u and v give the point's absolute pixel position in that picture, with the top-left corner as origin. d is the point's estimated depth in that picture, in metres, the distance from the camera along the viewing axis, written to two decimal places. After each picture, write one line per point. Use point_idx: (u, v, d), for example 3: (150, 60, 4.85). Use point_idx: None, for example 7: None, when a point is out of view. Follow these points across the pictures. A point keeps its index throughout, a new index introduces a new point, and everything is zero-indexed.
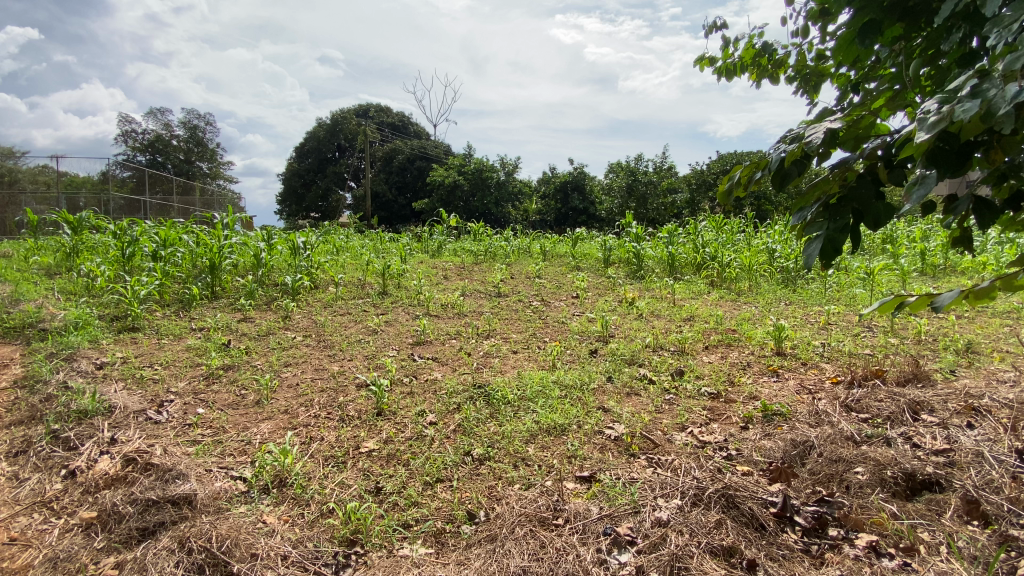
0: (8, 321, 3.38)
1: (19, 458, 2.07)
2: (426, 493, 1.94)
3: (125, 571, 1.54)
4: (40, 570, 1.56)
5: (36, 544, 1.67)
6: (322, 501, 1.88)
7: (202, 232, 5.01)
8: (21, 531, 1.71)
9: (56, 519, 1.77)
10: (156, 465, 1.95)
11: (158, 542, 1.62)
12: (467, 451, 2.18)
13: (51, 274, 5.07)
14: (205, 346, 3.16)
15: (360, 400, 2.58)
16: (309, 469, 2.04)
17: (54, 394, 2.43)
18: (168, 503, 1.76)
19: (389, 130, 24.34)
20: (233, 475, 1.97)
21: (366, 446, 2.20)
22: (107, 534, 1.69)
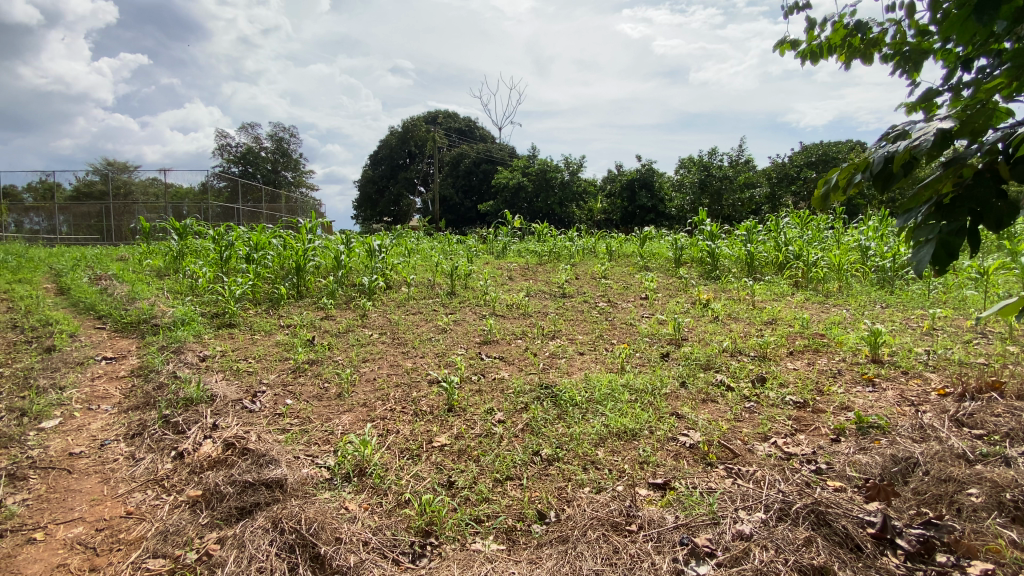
0: (127, 317, 3.83)
1: (137, 439, 2.33)
2: (496, 490, 1.97)
3: (226, 546, 1.68)
4: (154, 541, 1.74)
5: (149, 518, 1.86)
6: (399, 491, 1.96)
7: (288, 236, 5.40)
8: (137, 505, 1.92)
9: (167, 495, 1.98)
10: (252, 450, 2.12)
11: (255, 521, 1.76)
12: (536, 451, 2.19)
13: (162, 274, 5.69)
14: (292, 341, 3.40)
15: (432, 396, 2.66)
16: (386, 460, 2.13)
17: (165, 383, 2.72)
18: (263, 486, 1.91)
19: (457, 136, 25.08)
20: (318, 463, 2.10)
21: (438, 441, 2.27)
22: (210, 511, 1.86)
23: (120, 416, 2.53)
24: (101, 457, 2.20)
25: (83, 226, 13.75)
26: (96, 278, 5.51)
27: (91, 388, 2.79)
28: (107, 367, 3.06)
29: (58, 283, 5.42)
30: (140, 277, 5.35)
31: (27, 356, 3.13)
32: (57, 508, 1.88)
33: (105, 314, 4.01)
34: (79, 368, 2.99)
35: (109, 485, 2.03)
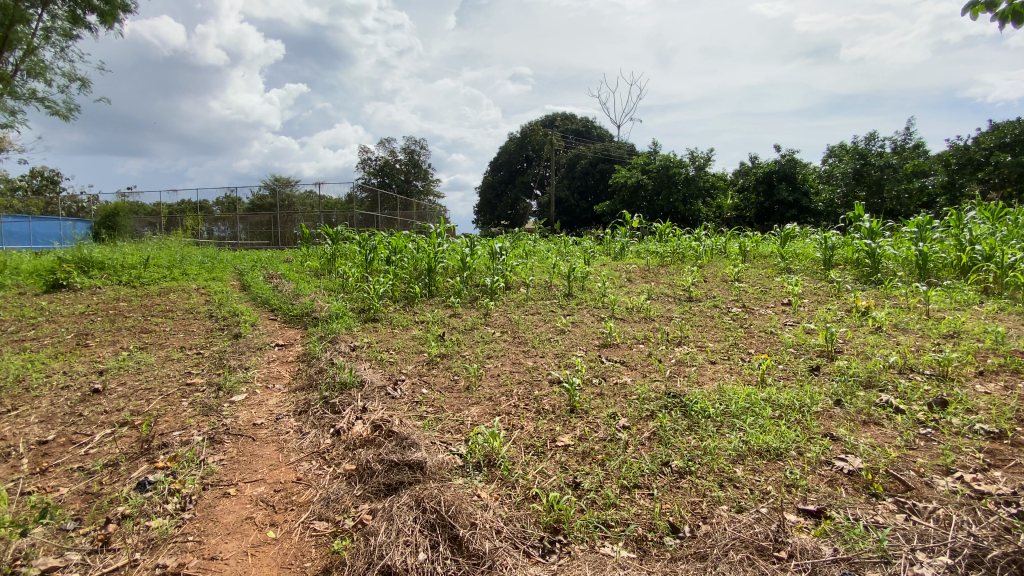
0: (294, 311, 4.47)
1: (303, 415, 2.70)
2: (624, 497, 1.92)
3: (377, 517, 1.84)
4: (319, 505, 2.00)
5: (314, 485, 2.13)
6: (527, 486, 2.01)
7: (421, 240, 5.84)
8: (305, 473, 2.21)
9: (328, 467, 2.25)
10: (396, 433, 2.31)
11: (400, 498, 1.89)
12: (666, 462, 2.10)
13: (318, 274, 6.51)
14: (425, 336, 3.68)
15: (554, 395, 2.70)
16: (513, 454, 2.20)
17: (324, 368, 3.12)
18: (406, 466, 2.08)
19: (576, 137, 25.04)
20: (452, 450, 2.24)
21: (562, 441, 2.28)
22: (362, 484, 2.09)
23: (290, 394, 2.95)
24: (276, 428, 2.58)
25: (258, 233, 16.27)
26: (269, 277, 6.50)
27: (268, 369, 3.29)
28: (279, 352, 3.59)
29: (242, 281, 6.49)
30: (302, 277, 6.18)
31: (222, 341, 3.78)
32: (245, 468, 2.23)
33: (276, 307, 4.71)
34: (258, 352, 3.54)
35: (283, 453, 2.37)
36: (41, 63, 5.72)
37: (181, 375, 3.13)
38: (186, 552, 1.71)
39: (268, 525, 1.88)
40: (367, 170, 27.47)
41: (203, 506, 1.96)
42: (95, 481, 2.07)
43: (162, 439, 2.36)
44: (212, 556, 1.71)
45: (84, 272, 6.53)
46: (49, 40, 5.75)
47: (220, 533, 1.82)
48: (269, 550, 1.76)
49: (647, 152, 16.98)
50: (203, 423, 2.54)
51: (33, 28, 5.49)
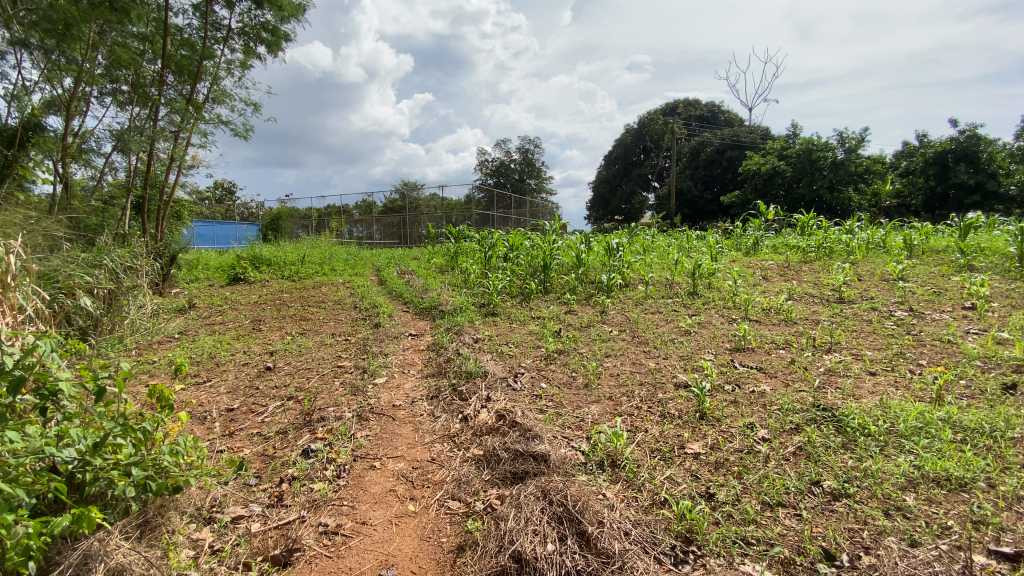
0: (423, 304, 4.82)
1: (434, 400, 2.90)
2: (765, 514, 1.76)
3: (506, 504, 1.91)
4: (451, 485, 2.13)
5: (446, 466, 2.29)
6: (654, 490, 1.93)
7: (537, 237, 5.92)
8: (438, 454, 2.38)
9: (458, 450, 2.40)
10: (521, 424, 2.39)
11: (527, 488, 1.94)
12: (815, 481, 1.89)
13: (443, 269, 6.95)
14: (543, 332, 3.74)
15: (681, 400, 2.58)
16: (638, 456, 2.15)
17: (452, 358, 3.34)
18: (531, 458, 2.14)
19: (700, 125, 23.54)
20: (574, 446, 2.25)
21: (691, 448, 2.17)
22: (490, 470, 2.18)
23: (422, 380, 3.20)
24: (412, 410, 2.80)
25: (390, 233, 17.77)
26: (401, 272, 7.09)
27: (403, 356, 3.60)
28: (412, 341, 3.91)
29: (378, 276, 7.15)
30: (429, 272, 6.64)
31: (364, 329, 4.22)
32: (387, 444, 2.46)
33: (409, 300, 5.11)
34: (394, 340, 3.87)
35: (419, 434, 2.57)
36: (224, 91, 6.81)
37: (332, 359, 3.54)
38: (342, 515, 1.93)
39: (408, 499, 2.06)
40: (485, 171, 28.69)
41: (354, 475, 2.20)
42: (270, 445, 2.42)
43: (320, 414, 2.70)
44: (363, 522, 1.90)
45: (257, 268, 7.69)
46: (230, 71, 6.84)
47: (368, 502, 2.02)
48: (409, 522, 1.91)
49: (782, 136, 15.37)
50: (352, 402, 2.85)
51: (218, 62, 6.56)
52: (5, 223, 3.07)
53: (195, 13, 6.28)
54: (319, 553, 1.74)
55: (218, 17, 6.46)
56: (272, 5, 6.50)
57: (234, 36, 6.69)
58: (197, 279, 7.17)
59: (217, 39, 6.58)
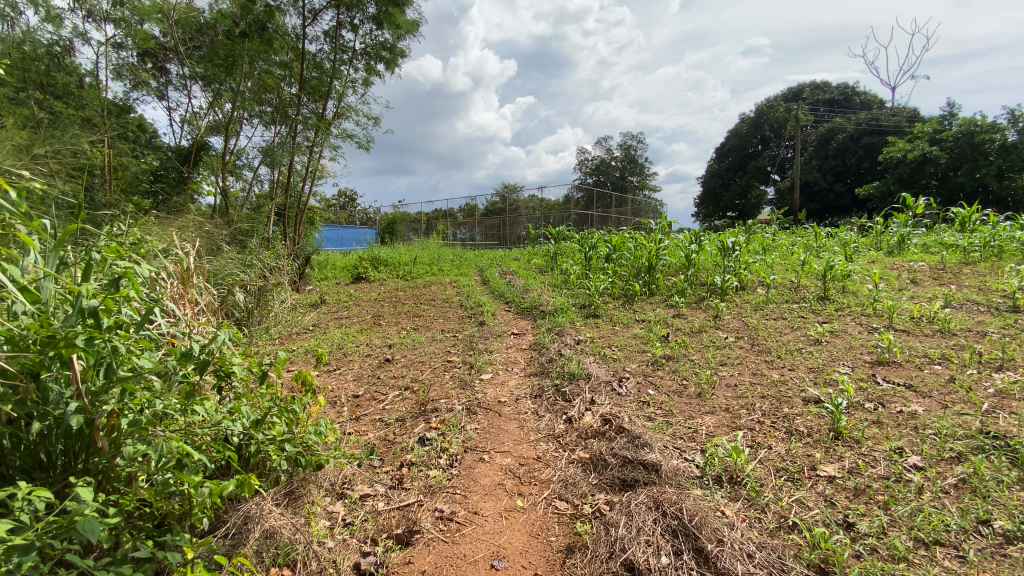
0: (525, 304, 4.90)
1: (538, 399, 2.94)
2: (918, 552, 1.53)
3: (616, 510, 1.88)
4: (558, 486, 2.14)
5: (552, 466, 2.30)
6: (780, 513, 1.78)
7: (642, 236, 5.75)
8: (544, 453, 2.40)
9: (564, 451, 2.40)
10: (629, 430, 2.34)
11: (638, 496, 1.90)
12: (983, 520, 1.61)
13: (543, 269, 7.02)
14: (649, 336, 3.61)
15: (810, 417, 2.36)
16: (761, 475, 1.99)
17: (555, 359, 3.36)
18: (641, 466, 2.09)
19: (829, 110, 21.20)
20: (687, 458, 2.14)
21: (824, 470, 1.97)
22: (598, 474, 2.16)
23: (526, 378, 3.25)
24: (517, 408, 2.87)
25: (491, 234, 18.31)
26: (504, 272, 7.28)
27: (507, 354, 3.69)
28: (515, 340, 3.99)
29: (482, 275, 7.41)
30: (530, 272, 6.74)
31: (470, 327, 4.40)
32: (495, 439, 2.54)
33: (510, 300, 5.23)
34: (499, 338, 3.99)
35: (524, 431, 2.62)
36: (350, 107, 7.49)
37: (443, 353, 3.74)
38: (456, 504, 2.03)
39: (517, 494, 2.10)
40: (585, 170, 28.63)
41: (466, 466, 2.29)
42: (391, 432, 2.62)
43: (433, 405, 2.86)
44: (475, 512, 1.98)
45: (376, 268, 8.37)
46: (355, 89, 7.51)
47: (479, 493, 2.10)
48: (518, 517, 1.96)
49: (935, 117, 13.33)
50: (461, 395, 2.98)
51: (345, 81, 7.23)
52: (184, 230, 3.67)
53: (326, 38, 6.99)
54: (437, 537, 1.83)
55: (346, 40, 7.11)
56: (391, 24, 7.01)
57: (359, 57, 7.34)
58: (326, 277, 7.98)
59: (344, 60, 7.25)
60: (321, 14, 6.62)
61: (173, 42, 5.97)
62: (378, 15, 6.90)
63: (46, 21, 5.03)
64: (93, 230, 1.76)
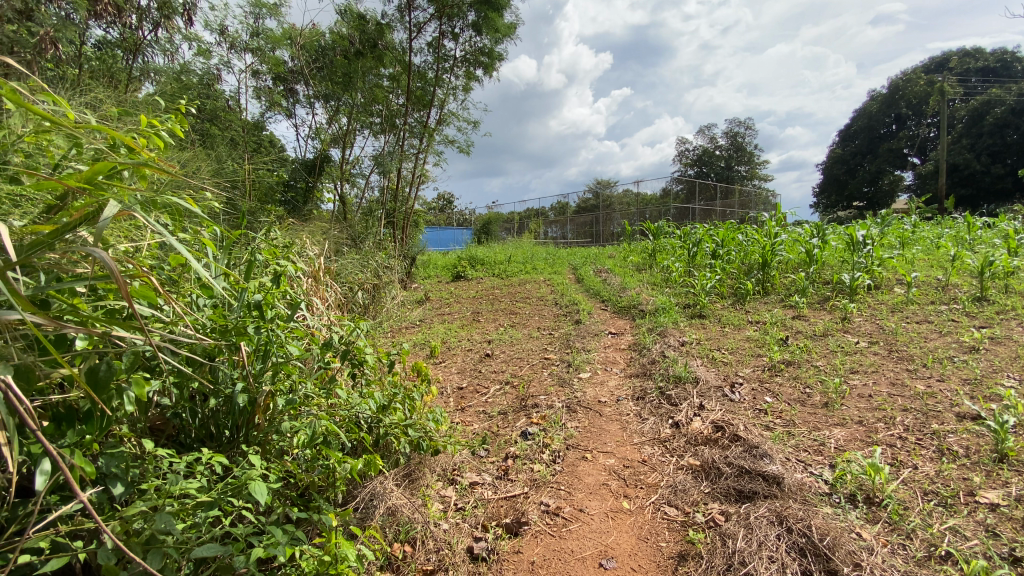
0: (624, 302, 4.80)
1: (641, 401, 2.87)
2: None
3: (733, 522, 1.76)
4: (667, 492, 2.07)
5: (659, 470, 2.23)
6: (930, 541, 1.57)
7: (752, 231, 5.37)
8: (650, 457, 2.33)
9: (671, 456, 2.32)
10: (744, 439, 2.21)
11: (758, 510, 1.78)
12: None
13: (640, 267, 6.81)
14: (765, 339, 3.36)
15: (966, 436, 2.05)
16: (904, 497, 1.77)
17: (658, 360, 3.25)
18: (760, 477, 1.96)
19: (985, 79, 18.16)
20: (813, 472, 1.96)
21: (986, 497, 1.70)
22: (711, 483, 2.05)
23: (628, 379, 3.18)
24: (619, 408, 2.82)
25: (585, 232, 18.14)
26: (600, 271, 7.18)
27: (606, 354, 3.63)
28: (614, 340, 3.92)
29: (577, 274, 7.37)
30: (627, 270, 6.57)
31: (567, 325, 4.40)
32: (597, 439, 2.52)
33: (607, 298, 5.15)
34: (597, 337, 3.94)
35: (627, 433, 2.56)
36: (451, 113, 7.82)
37: (540, 351, 3.78)
38: (562, 500, 2.03)
39: (622, 496, 2.07)
40: (685, 162, 27.36)
41: (568, 463, 2.30)
42: (494, 424, 2.71)
43: (533, 400, 2.91)
44: (580, 509, 1.98)
45: (474, 267, 8.68)
46: (456, 96, 7.83)
47: (583, 491, 2.09)
48: (625, 519, 1.92)
49: None
50: (561, 393, 3.00)
51: (447, 89, 7.58)
52: (312, 234, 4.08)
53: (429, 49, 7.36)
54: (544, 529, 1.85)
55: (447, 49, 7.44)
56: (489, 29, 7.19)
57: (459, 64, 7.63)
58: (429, 276, 8.43)
59: (446, 69, 7.59)
60: (425, 26, 6.97)
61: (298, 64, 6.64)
62: (478, 22, 7.12)
63: (198, 54, 5.83)
64: (248, 234, 2.02)
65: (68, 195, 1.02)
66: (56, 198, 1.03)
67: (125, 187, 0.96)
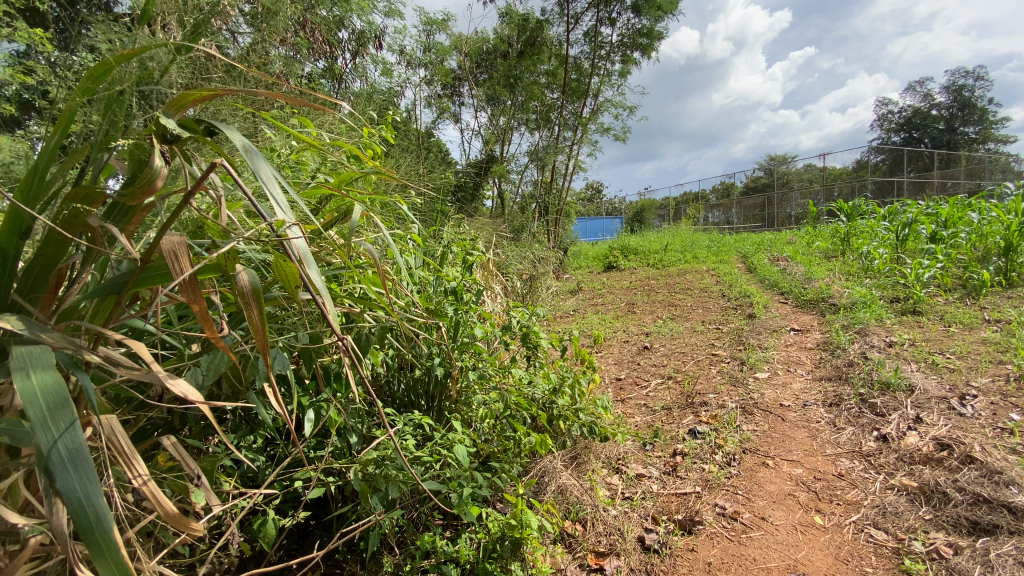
0: (807, 295, 4.25)
1: (835, 408, 2.52)
2: None
3: (966, 556, 1.51)
4: (871, 511, 1.81)
5: (861, 487, 1.95)
6: None
7: (989, 208, 4.33)
8: (847, 471, 2.05)
9: (876, 472, 2.01)
10: (982, 462, 1.82)
11: (1001, 545, 1.51)
12: None
13: (828, 255, 5.95)
14: (1010, 343, 2.70)
15: None
16: None
17: (856, 362, 2.83)
18: (1003, 508, 1.63)
19: None
20: None
21: None
22: (934, 509, 1.73)
23: (816, 382, 2.82)
24: (805, 414, 2.52)
25: (753, 216, 16.45)
26: (775, 259, 6.45)
27: (788, 353, 3.26)
28: (797, 337, 3.50)
29: (746, 263, 6.74)
30: (809, 258, 5.80)
31: (737, 319, 4.06)
32: (780, 445, 2.29)
33: (786, 291, 4.61)
34: (775, 334, 3.57)
35: (817, 442, 2.28)
36: (607, 101, 7.74)
37: (707, 346, 3.55)
38: (740, 504, 1.90)
39: (814, 510, 1.86)
40: (885, 127, 23.03)
41: (746, 468, 2.13)
42: (659, 418, 2.62)
43: (702, 398, 2.75)
44: (763, 517, 1.82)
45: (629, 257, 8.48)
46: (613, 83, 7.70)
47: (765, 499, 1.92)
48: (818, 535, 1.72)
49: None
50: (733, 392, 2.78)
51: (603, 78, 7.51)
52: (480, 230, 4.39)
53: (586, 39, 7.35)
54: (720, 532, 1.75)
55: (604, 36, 7.35)
56: (650, 9, 6.91)
57: (616, 50, 7.47)
58: (582, 266, 8.47)
59: (602, 57, 7.52)
60: (582, 16, 6.98)
61: (464, 71, 7.14)
62: (637, 3, 6.89)
63: (384, 74, 6.63)
64: (437, 231, 2.27)
65: (322, 201, 1.31)
66: (314, 203, 1.31)
67: (359, 193, 1.23)
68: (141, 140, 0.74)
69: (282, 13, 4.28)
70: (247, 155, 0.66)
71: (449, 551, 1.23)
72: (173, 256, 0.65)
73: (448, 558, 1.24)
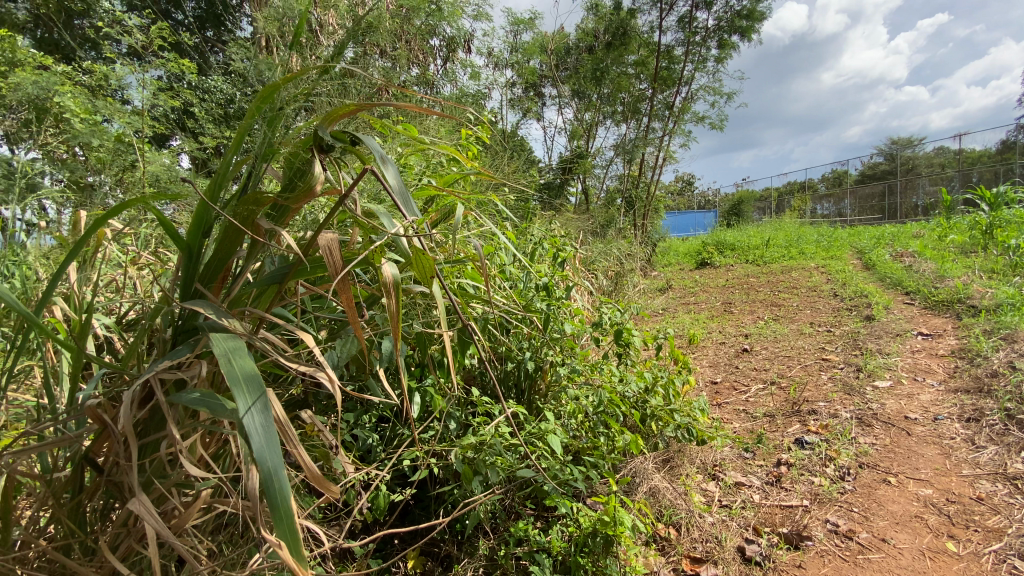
0: (939, 296, 3.76)
1: (973, 424, 2.22)
2: None
3: None
4: (1017, 542, 1.58)
5: (1005, 514, 1.71)
6: None
7: None
8: (988, 495, 1.81)
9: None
10: None
11: None
12: None
13: (966, 251, 5.21)
14: None
15: None
16: None
17: (1001, 373, 2.46)
18: None
19: None
20: None
21: None
22: None
23: (949, 394, 2.50)
24: (937, 429, 2.24)
25: (870, 207, 14.79)
26: (898, 255, 5.76)
27: (914, 360, 2.91)
28: (925, 343, 3.11)
29: (863, 259, 6.07)
30: (942, 254, 5.11)
31: (852, 322, 3.68)
32: (905, 461, 2.05)
33: (912, 291, 4.10)
34: (898, 339, 3.20)
35: (951, 461, 2.02)
36: (701, 90, 7.35)
37: (816, 350, 3.26)
38: (854, 522, 1.74)
39: (945, 535, 1.66)
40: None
41: (863, 484, 1.94)
42: (760, 425, 2.46)
43: (810, 407, 2.53)
44: (882, 538, 1.66)
45: (724, 253, 8.00)
46: (707, 70, 7.30)
47: (886, 519, 1.74)
48: (950, 563, 1.54)
49: None
50: (847, 402, 2.54)
51: (697, 65, 7.15)
52: (567, 228, 4.38)
53: (679, 26, 7.04)
54: (832, 551, 1.61)
55: (699, 22, 6.99)
56: None
57: (712, 35, 7.07)
58: (672, 263, 8.14)
59: (696, 43, 7.15)
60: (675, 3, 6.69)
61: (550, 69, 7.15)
62: None
63: (472, 77, 6.82)
64: (528, 229, 2.30)
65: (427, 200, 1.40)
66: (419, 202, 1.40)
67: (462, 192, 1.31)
68: (300, 150, 0.82)
69: (380, 27, 4.57)
70: (384, 167, 0.73)
71: (541, 541, 1.27)
72: (329, 252, 0.72)
73: (542, 547, 1.27)
